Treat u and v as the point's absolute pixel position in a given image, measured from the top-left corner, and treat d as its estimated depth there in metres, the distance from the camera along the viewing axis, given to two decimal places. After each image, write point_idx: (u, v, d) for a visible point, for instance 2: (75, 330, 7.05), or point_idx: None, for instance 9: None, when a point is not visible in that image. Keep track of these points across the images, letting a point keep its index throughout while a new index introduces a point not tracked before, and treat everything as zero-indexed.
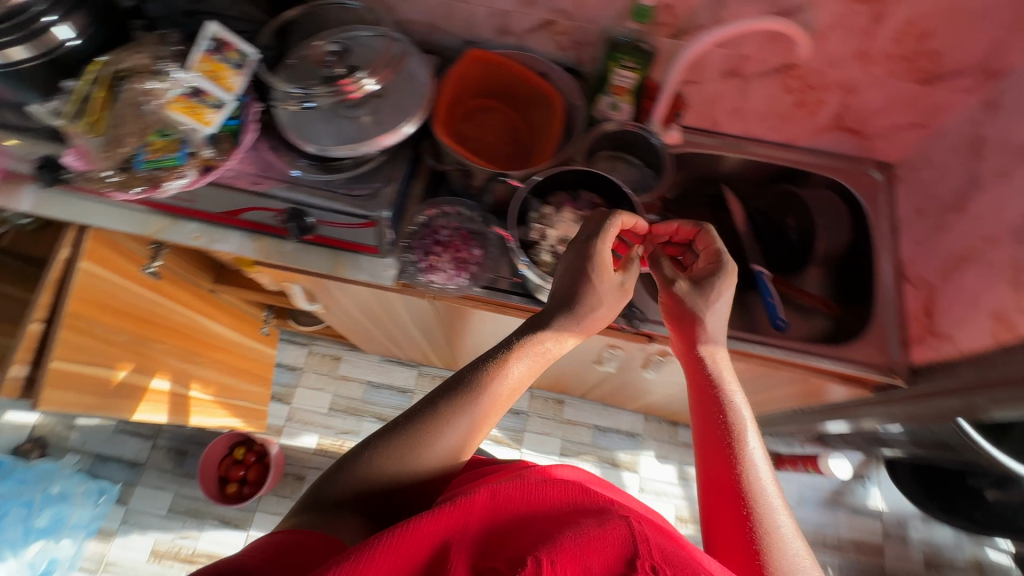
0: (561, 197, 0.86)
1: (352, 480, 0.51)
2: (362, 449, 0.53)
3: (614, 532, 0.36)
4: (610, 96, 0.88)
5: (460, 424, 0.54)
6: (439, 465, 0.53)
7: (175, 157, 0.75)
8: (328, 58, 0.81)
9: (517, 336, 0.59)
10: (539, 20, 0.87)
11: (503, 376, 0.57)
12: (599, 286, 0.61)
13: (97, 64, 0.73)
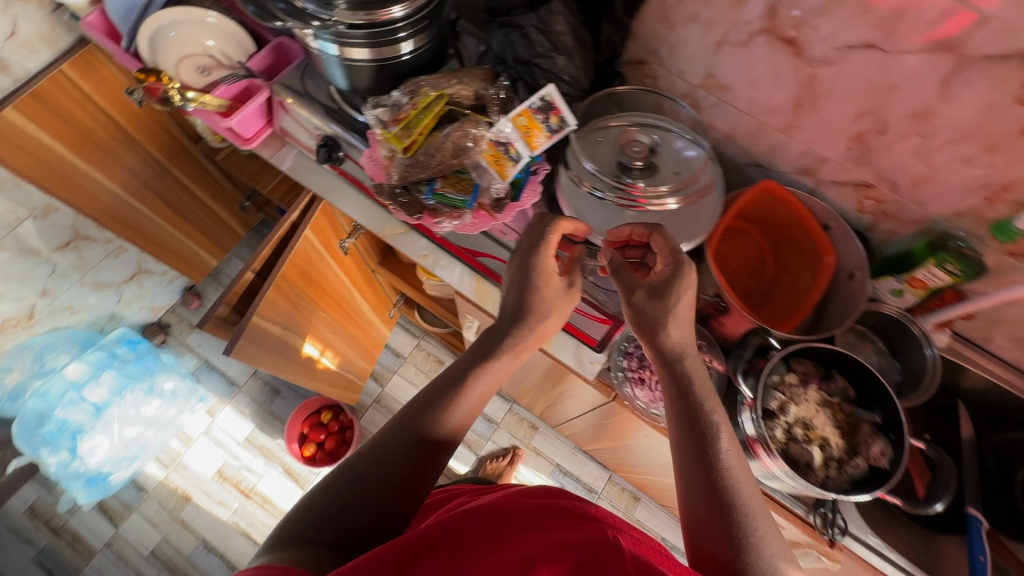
0: (811, 370, 0.76)
1: (316, 509, 0.54)
2: (337, 484, 0.56)
3: (604, 547, 0.45)
4: (899, 282, 0.79)
5: (407, 430, 0.60)
6: (379, 459, 0.57)
7: (463, 197, 0.74)
8: (633, 147, 0.77)
9: (468, 364, 0.65)
10: (854, 179, 0.79)
11: (455, 398, 0.62)
12: (542, 295, 0.67)
13: (435, 91, 0.74)
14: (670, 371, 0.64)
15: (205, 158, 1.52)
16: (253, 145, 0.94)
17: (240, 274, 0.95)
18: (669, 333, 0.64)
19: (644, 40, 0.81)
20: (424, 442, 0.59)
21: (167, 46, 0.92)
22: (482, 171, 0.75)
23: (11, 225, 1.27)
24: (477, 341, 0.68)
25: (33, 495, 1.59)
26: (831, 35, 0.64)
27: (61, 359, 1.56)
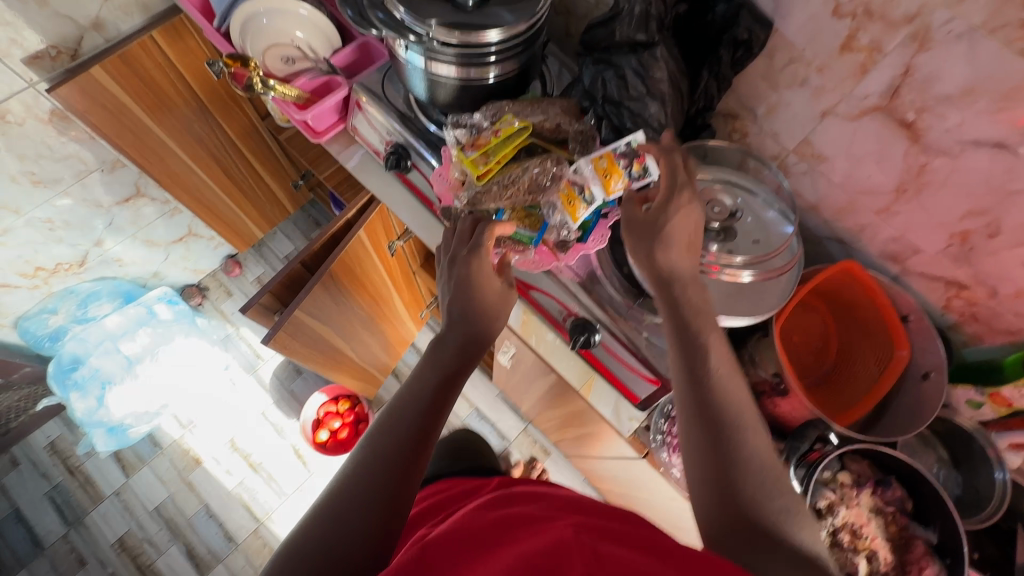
0: (864, 471, 0.71)
1: (297, 556, 0.48)
2: (323, 510, 0.50)
3: (567, 549, 0.44)
4: (979, 395, 0.74)
5: (376, 446, 0.54)
6: (356, 484, 0.51)
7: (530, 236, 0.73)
8: (714, 206, 0.73)
9: (427, 370, 0.61)
10: (947, 275, 0.73)
11: (418, 405, 0.58)
12: (482, 300, 0.64)
13: (520, 123, 0.72)
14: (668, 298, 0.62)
15: (269, 134, 1.49)
16: (323, 138, 0.95)
17: (289, 265, 0.96)
18: (671, 256, 0.62)
19: (741, 95, 0.76)
20: (401, 457, 0.53)
21: (258, 32, 0.92)
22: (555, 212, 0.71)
23: (80, 174, 1.31)
24: (435, 347, 0.64)
25: (56, 431, 1.64)
26: (957, 126, 0.59)
27: (104, 309, 1.61)
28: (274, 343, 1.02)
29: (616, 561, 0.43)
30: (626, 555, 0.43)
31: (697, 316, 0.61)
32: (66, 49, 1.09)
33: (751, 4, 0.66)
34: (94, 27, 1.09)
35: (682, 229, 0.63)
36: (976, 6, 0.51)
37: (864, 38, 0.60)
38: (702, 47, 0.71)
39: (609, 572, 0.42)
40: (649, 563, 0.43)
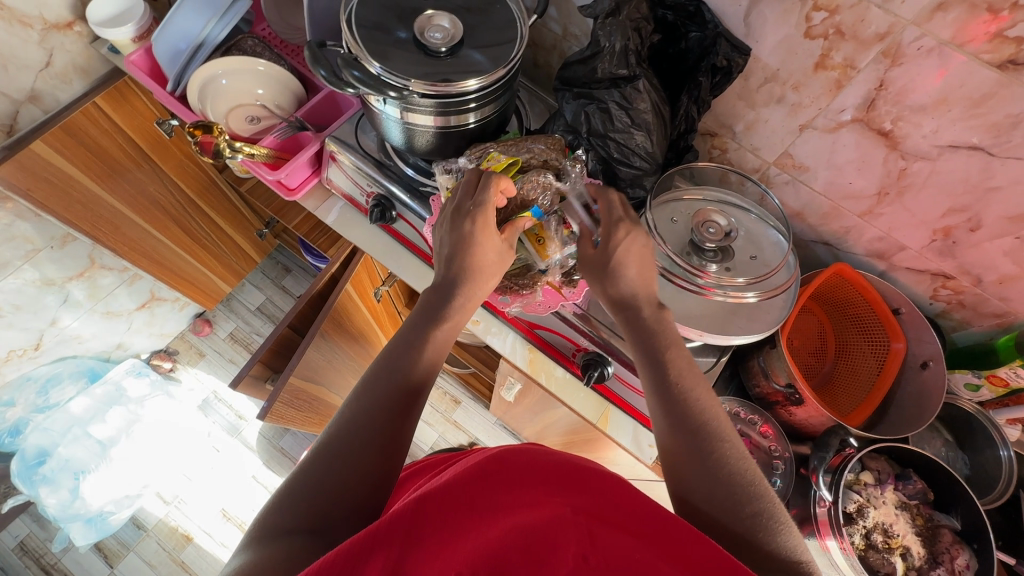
0: (883, 468, 0.73)
1: (293, 492, 0.47)
2: (313, 467, 0.49)
3: (565, 533, 0.41)
4: (977, 377, 0.76)
5: (373, 392, 0.53)
6: (353, 429, 0.51)
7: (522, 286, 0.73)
8: (709, 227, 0.73)
9: (419, 320, 0.60)
10: (932, 268, 0.75)
11: (414, 356, 0.57)
12: (479, 257, 0.62)
13: (507, 159, 0.69)
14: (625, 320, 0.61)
15: (228, 185, 1.41)
16: (297, 195, 0.91)
17: (277, 329, 0.92)
18: (622, 278, 0.62)
19: (719, 114, 0.78)
20: (398, 408, 0.53)
21: (218, 94, 0.89)
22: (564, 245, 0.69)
23: (27, 254, 1.22)
24: (427, 297, 0.62)
25: (25, 530, 1.51)
26: (933, 132, 0.62)
27: (67, 392, 1.52)
28: (269, 417, 0.96)
29: (613, 549, 0.40)
30: (625, 543, 0.40)
31: (660, 335, 0.59)
32: (2, 126, 1.01)
33: (726, 31, 0.67)
34: (31, 100, 1.02)
35: (632, 253, 0.62)
36: (944, 22, 0.54)
37: (838, 56, 0.62)
38: (679, 73, 0.72)
39: (606, 558, 0.39)
40: (648, 556, 0.39)
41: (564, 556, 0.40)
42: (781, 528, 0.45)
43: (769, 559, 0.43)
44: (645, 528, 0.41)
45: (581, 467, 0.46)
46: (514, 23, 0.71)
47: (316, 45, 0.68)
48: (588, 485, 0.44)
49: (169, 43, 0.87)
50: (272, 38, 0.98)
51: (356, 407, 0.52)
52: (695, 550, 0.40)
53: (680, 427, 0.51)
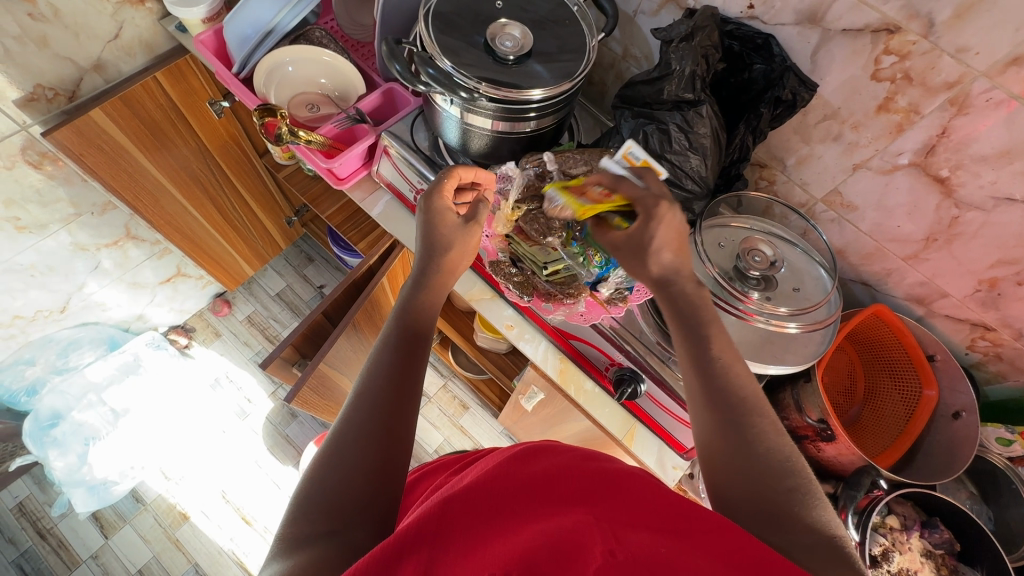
0: (909, 514, 0.72)
1: (303, 498, 0.46)
2: (321, 469, 0.47)
3: (589, 539, 0.40)
4: (1010, 432, 0.76)
5: (369, 381, 0.52)
6: (345, 423, 0.49)
7: (552, 292, 0.76)
8: (755, 255, 0.74)
9: (397, 304, 0.60)
10: (973, 318, 0.75)
11: (389, 336, 0.56)
12: (450, 232, 0.64)
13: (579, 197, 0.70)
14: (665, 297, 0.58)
15: (266, 170, 1.44)
16: (345, 184, 0.93)
17: (311, 316, 0.92)
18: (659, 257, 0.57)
19: (771, 146, 0.79)
20: (382, 390, 0.52)
21: (282, 80, 0.93)
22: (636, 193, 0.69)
23: (66, 218, 1.23)
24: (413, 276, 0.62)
25: (25, 491, 1.51)
26: (991, 183, 0.63)
27: (85, 358, 1.52)
28: (294, 403, 0.96)
29: (638, 546, 0.39)
30: (650, 539, 0.40)
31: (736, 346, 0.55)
32: (64, 91, 1.03)
33: (793, 66, 0.69)
34: (95, 69, 1.05)
35: None
36: (1016, 76, 0.55)
37: (903, 100, 0.63)
38: (740, 101, 0.74)
39: (631, 554, 0.38)
40: (674, 549, 0.39)
41: (590, 553, 0.39)
42: (817, 503, 0.45)
43: (802, 531, 0.43)
44: (673, 526, 0.41)
45: (603, 466, 0.46)
46: (583, 39, 0.73)
47: (393, 41, 0.70)
48: (614, 483, 0.44)
49: (238, 28, 0.89)
50: (336, 31, 1.01)
51: (354, 400, 0.51)
52: (729, 540, 0.39)
53: (727, 423, 0.49)
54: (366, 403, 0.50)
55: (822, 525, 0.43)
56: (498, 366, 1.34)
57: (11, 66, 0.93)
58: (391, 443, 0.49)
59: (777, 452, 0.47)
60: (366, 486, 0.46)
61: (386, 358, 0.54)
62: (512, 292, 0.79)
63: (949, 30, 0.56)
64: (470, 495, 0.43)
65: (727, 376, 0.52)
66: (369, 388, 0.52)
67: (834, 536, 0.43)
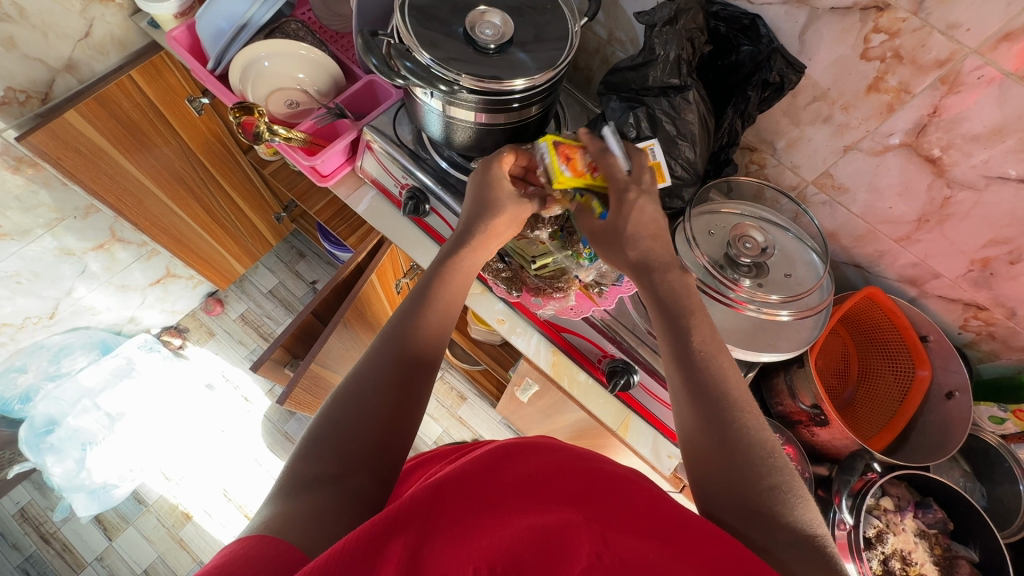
0: (904, 496, 0.72)
1: (316, 436, 0.46)
2: (337, 411, 0.47)
3: (575, 533, 0.39)
4: (1002, 410, 0.76)
5: (399, 341, 0.52)
6: (371, 377, 0.49)
7: (543, 289, 0.75)
8: (746, 242, 0.72)
9: (437, 265, 0.60)
10: (966, 297, 0.75)
11: (428, 307, 0.56)
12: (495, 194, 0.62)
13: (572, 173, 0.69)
14: (651, 288, 0.58)
15: (251, 167, 1.41)
16: (330, 181, 0.91)
17: (300, 315, 0.91)
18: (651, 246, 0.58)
19: (761, 129, 0.78)
20: (417, 360, 0.52)
21: (259, 76, 0.90)
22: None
23: (49, 222, 1.21)
24: (453, 242, 0.61)
25: (26, 497, 1.51)
26: (983, 162, 0.62)
27: (78, 362, 1.51)
28: (288, 404, 0.95)
29: (628, 550, 0.38)
30: (638, 545, 0.39)
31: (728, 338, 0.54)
32: (36, 93, 1.01)
33: (781, 47, 0.67)
34: (68, 69, 1.02)
35: None
36: (1007, 53, 0.53)
37: (893, 79, 0.62)
38: (728, 84, 0.72)
39: (619, 557, 0.37)
40: (663, 555, 0.38)
41: (576, 550, 0.38)
42: (795, 501, 0.44)
43: (780, 528, 0.43)
44: (655, 532, 0.40)
45: (593, 468, 0.46)
46: (566, 24, 0.71)
47: (368, 33, 0.68)
48: (597, 484, 0.44)
49: (213, 22, 0.86)
50: (313, 23, 0.98)
51: (379, 356, 0.51)
52: (712, 550, 0.39)
53: (709, 418, 0.49)
54: (390, 364, 0.51)
55: (802, 525, 0.43)
56: (494, 357, 1.33)
57: None
58: (405, 412, 0.49)
59: (761, 449, 0.47)
60: (374, 446, 0.46)
61: (421, 327, 0.54)
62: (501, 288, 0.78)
63: (940, 6, 0.55)
64: (457, 492, 0.42)
65: (718, 370, 0.52)
66: (395, 352, 0.52)
67: (814, 536, 0.42)
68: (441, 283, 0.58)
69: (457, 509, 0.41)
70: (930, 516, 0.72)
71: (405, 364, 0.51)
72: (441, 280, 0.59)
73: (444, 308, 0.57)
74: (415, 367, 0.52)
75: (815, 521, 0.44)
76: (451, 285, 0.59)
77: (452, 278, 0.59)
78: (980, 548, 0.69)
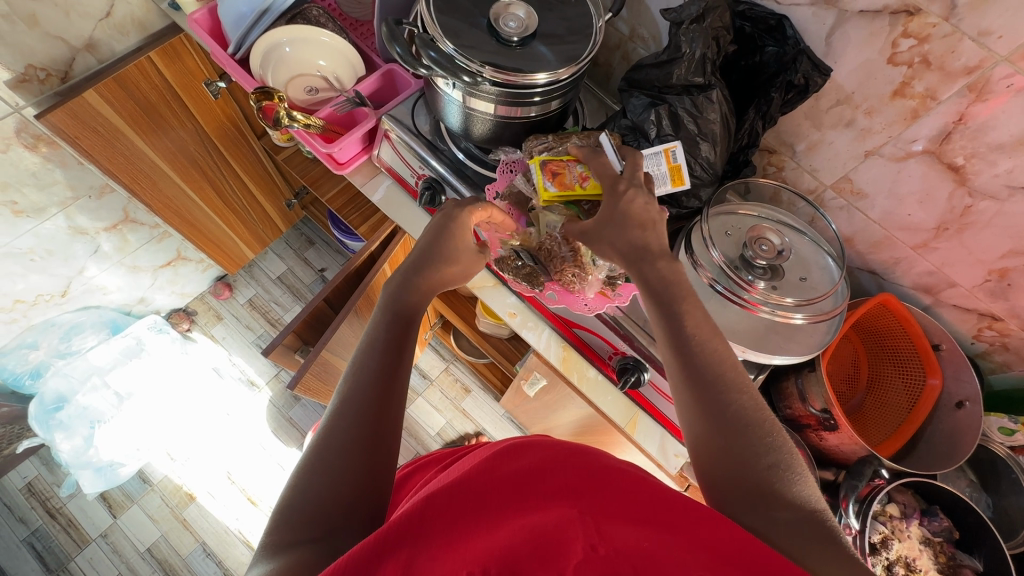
0: (910, 504, 0.73)
1: (286, 509, 0.44)
2: (306, 475, 0.45)
3: (568, 533, 0.39)
4: (1013, 422, 0.76)
5: (359, 381, 0.51)
6: (334, 438, 0.47)
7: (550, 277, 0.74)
8: (762, 243, 0.72)
9: (397, 297, 0.58)
10: (981, 307, 0.75)
11: (388, 338, 0.54)
12: (455, 249, 0.63)
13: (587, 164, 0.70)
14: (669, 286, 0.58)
15: (263, 150, 1.42)
16: (346, 169, 0.92)
17: (312, 303, 0.92)
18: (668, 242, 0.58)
19: (781, 131, 0.77)
20: (376, 404, 0.49)
21: (280, 63, 0.90)
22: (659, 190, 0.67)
23: (64, 201, 1.22)
24: (404, 273, 0.60)
25: (34, 471, 1.53)
26: (1006, 172, 0.62)
27: (88, 341, 1.52)
28: (298, 389, 0.95)
29: (622, 540, 0.39)
30: (633, 533, 0.40)
31: None
32: (56, 71, 1.01)
33: (807, 49, 0.67)
34: (87, 48, 1.02)
35: None
36: None
37: (919, 85, 0.62)
38: (752, 84, 0.72)
39: (614, 547, 0.38)
40: (656, 541, 0.39)
41: (571, 546, 0.39)
42: (798, 478, 0.45)
43: (785, 506, 0.43)
44: (662, 515, 0.41)
45: (592, 461, 0.46)
46: (590, 18, 0.71)
47: (393, 21, 0.67)
48: (597, 475, 0.44)
49: (234, 6, 0.86)
50: (333, 10, 0.98)
51: (341, 403, 0.49)
52: (710, 528, 0.40)
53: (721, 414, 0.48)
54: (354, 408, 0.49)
55: (805, 501, 0.44)
56: (500, 351, 1.34)
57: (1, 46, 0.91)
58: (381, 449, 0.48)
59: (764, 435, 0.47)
60: (356, 492, 0.45)
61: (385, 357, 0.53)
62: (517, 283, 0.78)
63: (973, 12, 0.54)
64: (454, 490, 0.43)
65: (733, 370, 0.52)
66: (359, 393, 0.50)
67: (819, 513, 0.43)
68: (399, 317, 0.57)
69: (453, 509, 0.42)
70: (936, 525, 0.72)
71: (373, 403, 0.49)
72: (398, 311, 0.57)
73: (405, 336, 0.56)
74: (383, 401, 0.50)
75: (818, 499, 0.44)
76: (410, 314, 0.58)
77: (410, 308, 0.58)
78: (986, 556, 0.69)
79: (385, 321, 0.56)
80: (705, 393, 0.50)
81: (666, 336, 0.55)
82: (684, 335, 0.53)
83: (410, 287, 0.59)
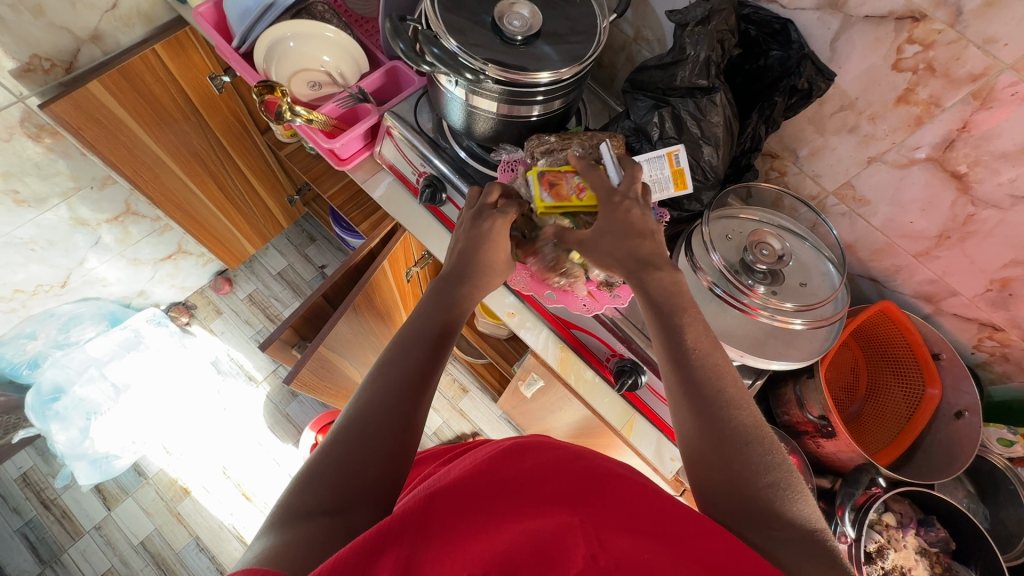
0: (908, 514, 0.72)
1: (307, 477, 0.44)
2: (332, 448, 0.46)
3: (568, 540, 0.40)
4: (1011, 433, 0.75)
5: (396, 368, 0.52)
6: (369, 414, 0.48)
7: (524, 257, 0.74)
8: (763, 248, 0.71)
9: (436, 297, 0.60)
10: (982, 317, 0.74)
11: (425, 332, 0.56)
12: (494, 255, 0.63)
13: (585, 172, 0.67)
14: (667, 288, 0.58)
15: (267, 148, 1.42)
16: (347, 165, 0.92)
17: (311, 297, 0.92)
18: None
19: (784, 136, 0.77)
20: (410, 394, 0.50)
21: (283, 57, 0.90)
22: (662, 193, 0.67)
23: (66, 192, 1.22)
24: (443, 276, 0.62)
25: (29, 462, 1.53)
26: (1010, 181, 0.61)
27: (87, 332, 1.52)
28: (295, 384, 0.95)
29: (621, 550, 0.39)
30: (632, 545, 0.40)
31: None
32: (61, 61, 1.01)
33: (811, 54, 0.67)
34: (93, 39, 1.03)
35: None
36: None
37: (924, 92, 0.61)
38: (755, 89, 0.72)
39: (612, 559, 0.39)
40: (655, 556, 0.39)
41: (570, 556, 0.39)
42: (793, 496, 0.44)
43: (779, 526, 0.43)
44: (652, 529, 0.41)
45: (596, 465, 0.47)
46: (594, 18, 0.71)
47: (397, 18, 0.67)
48: (597, 485, 0.44)
49: (240, 1, 0.87)
50: (339, 6, 0.98)
51: (372, 386, 0.50)
52: (710, 544, 0.39)
53: (713, 417, 0.48)
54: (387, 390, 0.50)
55: (801, 521, 0.43)
56: (499, 351, 1.34)
57: (6, 35, 0.91)
58: (410, 438, 0.49)
59: (760, 451, 0.46)
60: (378, 477, 0.45)
61: (421, 349, 0.54)
62: (519, 280, 0.76)
63: (978, 20, 0.54)
64: (458, 491, 0.43)
65: (728, 374, 0.52)
66: (392, 379, 0.51)
67: (814, 533, 0.43)
68: (435, 312, 0.58)
69: (457, 510, 0.42)
70: (934, 536, 0.71)
71: (405, 390, 0.50)
72: (439, 311, 0.59)
73: (445, 337, 0.57)
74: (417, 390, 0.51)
75: (812, 516, 0.44)
76: (453, 317, 0.59)
77: (454, 312, 0.59)
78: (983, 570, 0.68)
79: (425, 319, 0.57)
80: (701, 396, 0.50)
81: (663, 339, 0.55)
82: (681, 338, 0.53)
83: (448, 288, 0.61)
